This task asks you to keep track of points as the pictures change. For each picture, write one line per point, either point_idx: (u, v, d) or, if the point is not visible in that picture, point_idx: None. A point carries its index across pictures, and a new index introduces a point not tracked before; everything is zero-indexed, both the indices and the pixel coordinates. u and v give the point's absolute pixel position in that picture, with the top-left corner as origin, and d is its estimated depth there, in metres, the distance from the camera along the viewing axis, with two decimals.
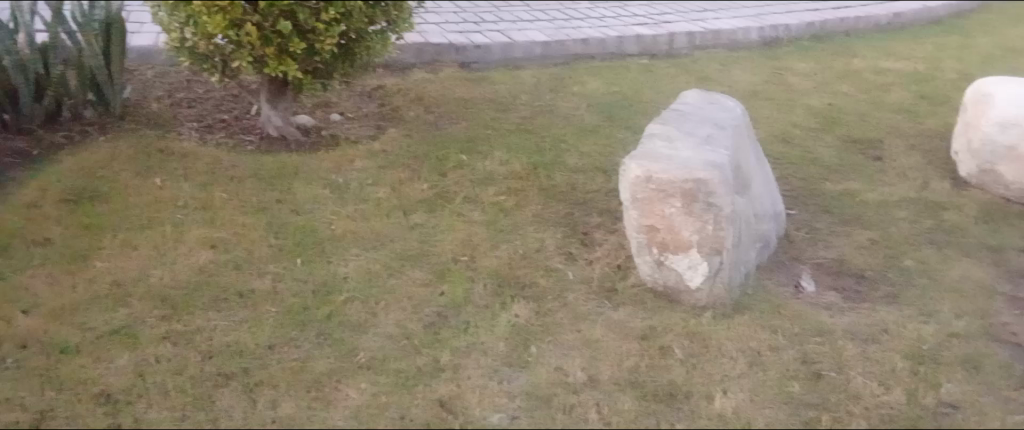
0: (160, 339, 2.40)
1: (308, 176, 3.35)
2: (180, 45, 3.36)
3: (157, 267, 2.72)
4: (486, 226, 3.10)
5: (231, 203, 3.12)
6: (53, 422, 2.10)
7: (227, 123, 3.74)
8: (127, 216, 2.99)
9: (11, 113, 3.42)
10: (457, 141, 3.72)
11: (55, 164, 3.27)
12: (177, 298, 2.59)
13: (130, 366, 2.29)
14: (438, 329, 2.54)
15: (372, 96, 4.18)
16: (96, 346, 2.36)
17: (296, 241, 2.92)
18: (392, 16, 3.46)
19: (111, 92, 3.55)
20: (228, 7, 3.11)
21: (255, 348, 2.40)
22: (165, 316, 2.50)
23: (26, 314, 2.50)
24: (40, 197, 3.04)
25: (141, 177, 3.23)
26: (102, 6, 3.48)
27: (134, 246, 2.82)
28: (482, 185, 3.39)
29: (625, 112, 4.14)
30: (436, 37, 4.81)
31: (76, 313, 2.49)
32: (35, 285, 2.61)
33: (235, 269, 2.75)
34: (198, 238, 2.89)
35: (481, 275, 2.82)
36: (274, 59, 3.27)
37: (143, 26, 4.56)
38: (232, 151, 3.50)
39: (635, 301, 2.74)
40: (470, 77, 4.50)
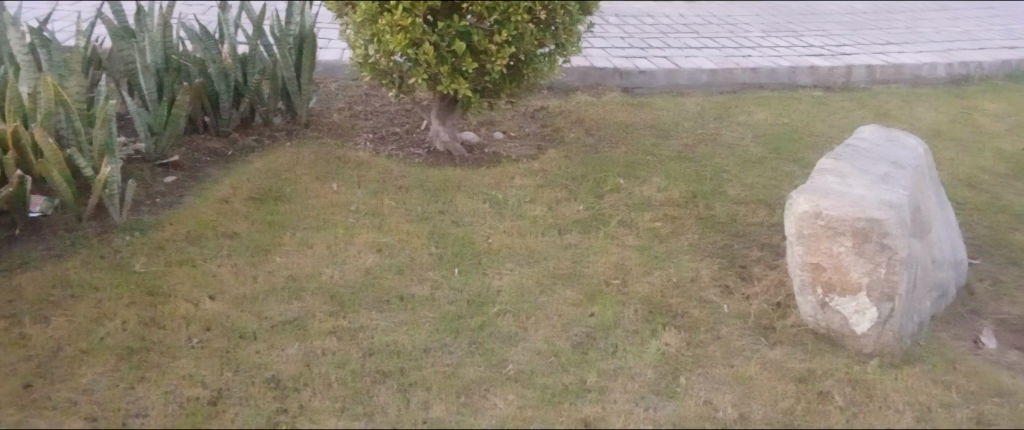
0: (327, 333, 2.56)
1: (469, 190, 3.47)
2: (363, 61, 3.58)
3: (328, 266, 2.91)
4: (640, 251, 3.09)
5: (398, 211, 3.29)
6: (229, 400, 2.27)
7: (399, 137, 3.95)
8: (305, 216, 3.22)
9: (211, 116, 3.75)
10: (616, 165, 3.73)
11: (246, 165, 3.57)
12: (344, 296, 2.75)
13: (300, 355, 2.46)
14: (586, 350, 2.55)
15: (534, 117, 4.28)
16: (271, 334, 2.54)
17: (455, 251, 3.03)
18: (561, 39, 3.53)
19: (299, 102, 3.85)
20: (410, 27, 3.30)
21: (411, 350, 2.51)
22: (332, 312, 2.67)
23: (211, 298, 2.70)
24: (231, 193, 3.33)
25: (319, 181, 3.47)
26: (297, 22, 3.79)
27: (310, 245, 3.03)
28: (638, 210, 3.38)
29: (792, 145, 4.00)
30: (602, 62, 4.87)
31: (256, 302, 2.69)
32: (222, 273, 2.83)
33: (397, 273, 2.89)
34: (366, 242, 3.07)
35: (633, 300, 2.80)
36: (447, 77, 3.43)
37: (330, 42, 4.92)
38: (402, 163, 3.69)
39: (793, 341, 2.62)
40: (633, 102, 4.51)
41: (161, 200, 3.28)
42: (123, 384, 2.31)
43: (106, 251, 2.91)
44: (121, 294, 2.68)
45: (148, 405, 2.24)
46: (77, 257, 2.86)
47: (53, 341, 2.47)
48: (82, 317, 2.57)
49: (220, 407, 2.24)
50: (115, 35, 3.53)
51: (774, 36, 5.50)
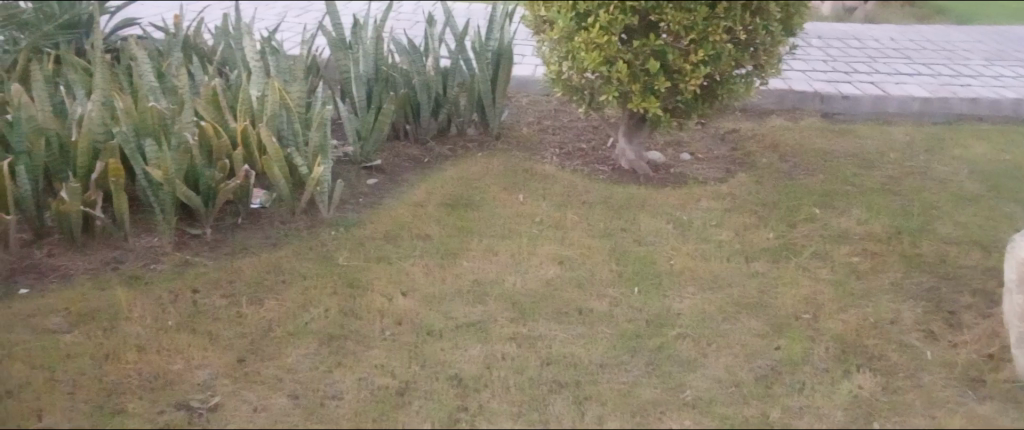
0: (508, 339, 2.64)
1: (654, 209, 3.45)
2: (557, 77, 3.64)
3: (512, 274, 2.99)
4: (834, 286, 2.92)
5: (581, 225, 3.33)
6: (415, 392, 2.38)
7: (585, 153, 4.00)
8: (492, 224, 3.33)
9: (412, 124, 3.98)
10: (812, 193, 3.56)
11: (440, 172, 3.76)
12: (525, 304, 2.82)
13: (481, 357, 2.54)
14: (770, 383, 2.44)
15: (725, 139, 4.17)
16: (455, 334, 2.65)
17: (636, 270, 3.02)
18: (761, 61, 3.44)
19: (493, 114, 4.01)
20: (605, 45, 3.32)
21: (588, 364, 2.52)
22: (514, 318, 2.74)
23: (404, 295, 2.85)
24: (426, 198, 3.51)
25: (507, 191, 3.58)
26: (497, 37, 3.94)
27: (495, 252, 3.13)
28: (834, 242, 3.20)
29: (1015, 183, 3.63)
30: (802, 85, 4.70)
31: (443, 302, 2.82)
32: (414, 272, 2.98)
33: (578, 287, 2.92)
34: (549, 253, 3.12)
35: (824, 337, 2.65)
36: (638, 95, 3.43)
37: (524, 58, 5.08)
38: (587, 178, 3.73)
39: (1006, 397, 2.38)
40: (833, 128, 4.29)
41: (363, 200, 3.51)
42: (322, 368, 2.46)
43: (314, 243, 3.14)
44: (324, 284, 2.88)
45: (343, 389, 2.37)
46: (289, 247, 3.10)
47: (265, 321, 2.64)
48: (290, 302, 2.76)
49: (407, 398, 2.35)
50: (333, 46, 3.82)
51: (1006, 31, 4.89)
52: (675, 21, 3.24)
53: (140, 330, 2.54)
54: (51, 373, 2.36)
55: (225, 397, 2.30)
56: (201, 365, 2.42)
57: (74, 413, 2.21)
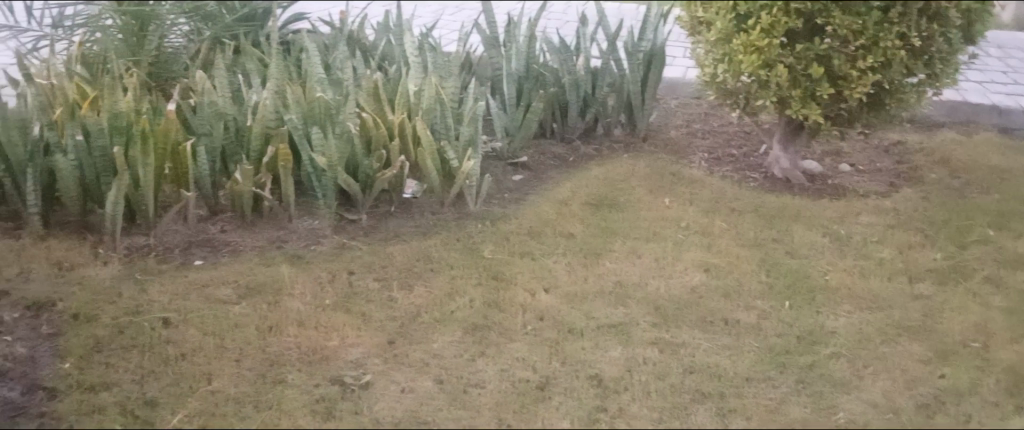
0: (650, 343, 2.59)
1: (808, 221, 3.30)
2: (711, 79, 3.55)
3: (656, 278, 2.95)
4: (1009, 316, 2.70)
5: (730, 232, 3.24)
6: (556, 389, 2.38)
7: (735, 159, 3.88)
8: (637, 226, 3.30)
9: (559, 123, 3.99)
10: (986, 214, 3.31)
11: (585, 171, 3.76)
12: (668, 309, 2.77)
13: (622, 359, 2.51)
14: (933, 413, 2.29)
15: (889, 151, 3.94)
16: (597, 334, 2.64)
17: (787, 283, 2.90)
18: (936, 69, 3.24)
19: (641, 115, 3.97)
20: (765, 48, 3.20)
21: (733, 376, 2.45)
22: (656, 323, 2.70)
23: (546, 291, 2.86)
24: (571, 197, 3.52)
25: (653, 194, 3.54)
26: (650, 38, 3.91)
27: (639, 255, 3.10)
28: (1010, 268, 2.95)
29: None
30: (977, 97, 4.40)
31: (585, 301, 2.81)
32: (556, 269, 3.00)
33: (725, 296, 2.84)
34: (694, 260, 3.06)
35: (995, 369, 2.46)
36: (798, 101, 3.30)
37: (675, 60, 5.02)
38: (738, 185, 3.62)
39: None
40: (1012, 145, 3.96)
41: (508, 196, 3.55)
42: (466, 355, 2.51)
43: (461, 235, 3.22)
44: (470, 274, 2.94)
45: (485, 378, 2.41)
46: (438, 237, 3.19)
47: (414, 307, 2.74)
48: (437, 290, 2.84)
49: (547, 393, 2.36)
50: (488, 43, 3.89)
51: None
52: (844, 26, 3.10)
53: (301, 306, 2.68)
54: (221, 339, 2.50)
55: (375, 376, 2.39)
56: (354, 344, 2.53)
57: (241, 378, 2.33)
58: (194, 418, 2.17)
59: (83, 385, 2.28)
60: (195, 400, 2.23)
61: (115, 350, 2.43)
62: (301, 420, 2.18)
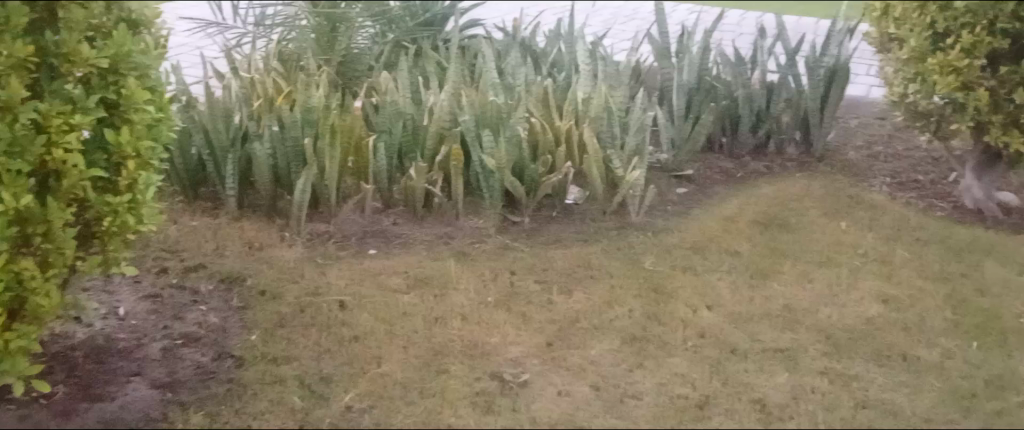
0: (818, 373, 2.46)
1: (1002, 257, 3.06)
2: (900, 99, 3.31)
3: (827, 305, 2.80)
4: None
5: (912, 263, 3.03)
6: (716, 408, 2.31)
7: (921, 185, 3.63)
8: (809, 249, 3.15)
9: (728, 138, 3.89)
10: None
11: (754, 189, 3.64)
12: (840, 339, 2.62)
13: (788, 386, 2.40)
14: None
15: None
16: (761, 357, 2.53)
17: (976, 323, 2.69)
18: None
19: (818, 134, 3.82)
20: (965, 69, 2.98)
21: (911, 416, 2.28)
22: (826, 352, 2.56)
23: (709, 308, 2.78)
24: (738, 214, 3.42)
25: (827, 217, 3.37)
26: (833, 54, 3.76)
27: (810, 279, 2.96)
28: None
29: None
30: None
31: (749, 322, 2.71)
32: (720, 287, 2.91)
33: (905, 330, 2.66)
34: (871, 290, 2.88)
35: None
36: (999, 128, 3.03)
37: (857, 77, 4.77)
38: (922, 213, 3.39)
39: None
40: None
41: (672, 208, 3.49)
42: (624, 366, 2.47)
43: (623, 244, 3.19)
44: (631, 285, 2.91)
45: (642, 390, 2.36)
46: (599, 244, 3.19)
47: (573, 311, 2.73)
48: (597, 297, 2.82)
49: (706, 412, 2.29)
50: (660, 54, 3.85)
51: None
52: None
53: (465, 301, 2.77)
54: (390, 326, 2.62)
55: (533, 376, 2.40)
56: (514, 342, 2.56)
57: (407, 365, 2.43)
58: (363, 397, 2.29)
59: (266, 357, 2.46)
60: (365, 381, 2.35)
61: (296, 327, 2.61)
62: (462, 410, 2.25)
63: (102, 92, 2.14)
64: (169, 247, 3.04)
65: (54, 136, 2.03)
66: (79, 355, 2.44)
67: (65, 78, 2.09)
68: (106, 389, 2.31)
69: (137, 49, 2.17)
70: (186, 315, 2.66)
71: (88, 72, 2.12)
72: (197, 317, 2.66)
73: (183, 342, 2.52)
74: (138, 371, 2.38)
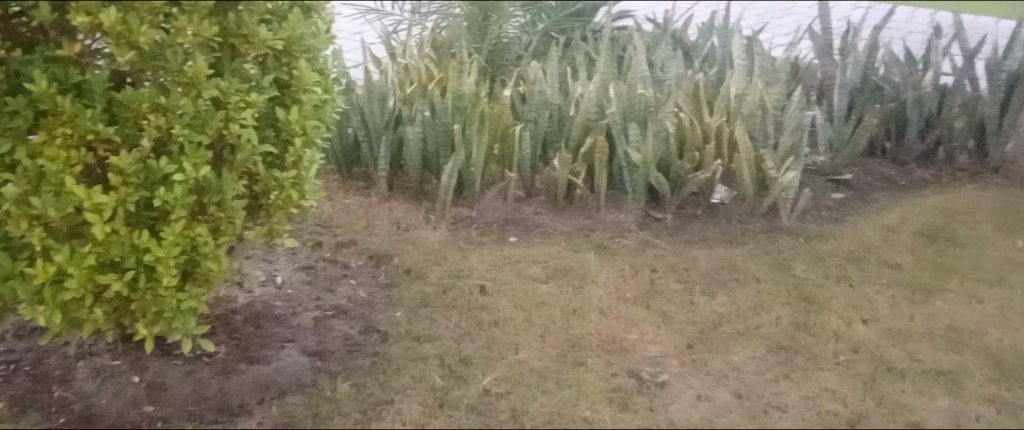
0: (986, 400, 2.27)
1: None
2: None
3: (998, 328, 2.58)
4: None
5: None
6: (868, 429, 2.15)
7: None
8: (979, 266, 2.91)
9: (893, 142, 3.67)
10: None
11: (918, 198, 3.40)
12: (1012, 366, 2.41)
13: (952, 412, 2.22)
14: None
15: None
16: (921, 379, 2.36)
17: None
18: None
19: (995, 143, 3.49)
20: None
21: None
22: (996, 378, 2.36)
23: (864, 322, 2.62)
24: (899, 224, 3.20)
25: (1002, 233, 3.10)
26: (1017, 57, 3.46)
27: (979, 299, 2.73)
28: None
29: None
30: None
31: (909, 340, 2.53)
32: (877, 301, 2.73)
33: None
34: None
35: None
36: None
37: None
38: None
39: None
40: None
41: (826, 213, 3.31)
42: (768, 375, 2.36)
43: (771, 248, 3.06)
44: (779, 291, 2.78)
45: (788, 402, 2.25)
46: (746, 246, 3.08)
47: (715, 314, 2.65)
48: (742, 302, 2.72)
49: None
50: (821, 51, 3.68)
51: None
52: None
53: (604, 295, 2.74)
54: (529, 314, 2.63)
55: (673, 377, 2.34)
56: (653, 341, 2.51)
57: (544, 354, 2.43)
58: (500, 382, 2.31)
59: (409, 334, 2.53)
60: (502, 366, 2.37)
61: (438, 307, 2.67)
62: (597, 404, 2.22)
63: (276, 72, 2.29)
64: (324, 223, 3.18)
65: (232, 112, 2.15)
66: (239, 318, 2.59)
67: (243, 58, 2.21)
68: (262, 352, 2.44)
69: (309, 33, 2.28)
70: (337, 289, 2.79)
71: (264, 53, 2.26)
72: (347, 291, 2.78)
73: (333, 314, 2.64)
74: (291, 338, 2.51)
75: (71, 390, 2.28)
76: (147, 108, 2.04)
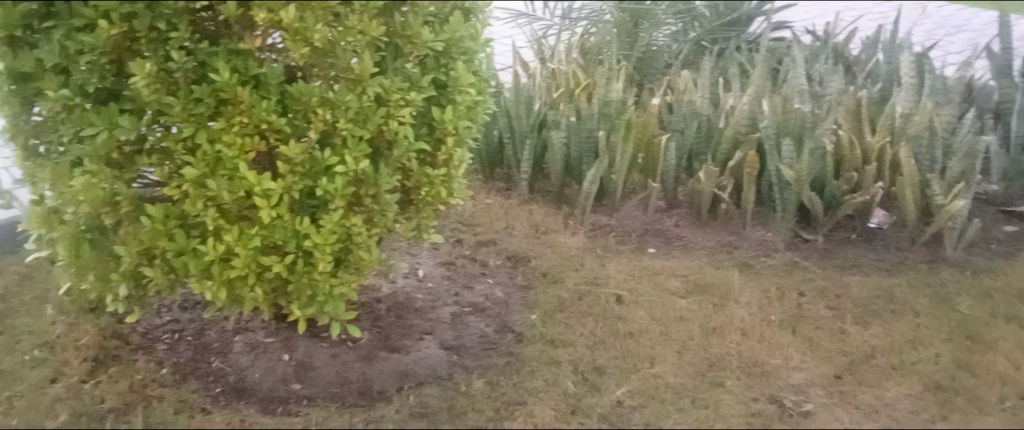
0: None
1: None
2: None
3: None
4: None
5: None
6: None
7: None
8: None
9: None
10: None
11: None
12: None
13: None
14: None
15: None
16: None
17: None
18: None
19: None
20: None
21: None
22: None
23: None
24: None
25: None
26: None
27: None
28: None
29: None
30: None
31: None
32: None
33: None
34: None
35: None
36: None
37: None
38: None
39: None
40: None
41: (997, 247, 3.07)
42: (925, 415, 2.20)
43: (932, 279, 2.86)
44: (939, 326, 2.60)
45: None
46: (904, 276, 2.89)
47: (867, 346, 2.50)
48: (897, 334, 2.55)
49: None
50: (1001, 72, 3.38)
51: None
52: None
53: (746, 315, 2.64)
54: (666, 328, 2.58)
55: (818, 407, 2.23)
56: (798, 368, 2.40)
57: (681, 371, 2.38)
58: (634, 394, 2.27)
59: (543, 337, 2.54)
60: (637, 379, 2.34)
61: (574, 313, 2.67)
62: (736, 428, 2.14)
63: (435, 73, 2.36)
64: (465, 221, 3.25)
65: (392, 109, 2.24)
66: (382, 307, 2.67)
67: (405, 58, 2.29)
68: (401, 342, 2.51)
69: (468, 35, 2.34)
70: (475, 286, 2.84)
71: (425, 53, 2.34)
72: (485, 289, 2.83)
73: (470, 310, 2.69)
74: (430, 331, 2.57)
75: (227, 362, 2.43)
76: (317, 102, 2.15)
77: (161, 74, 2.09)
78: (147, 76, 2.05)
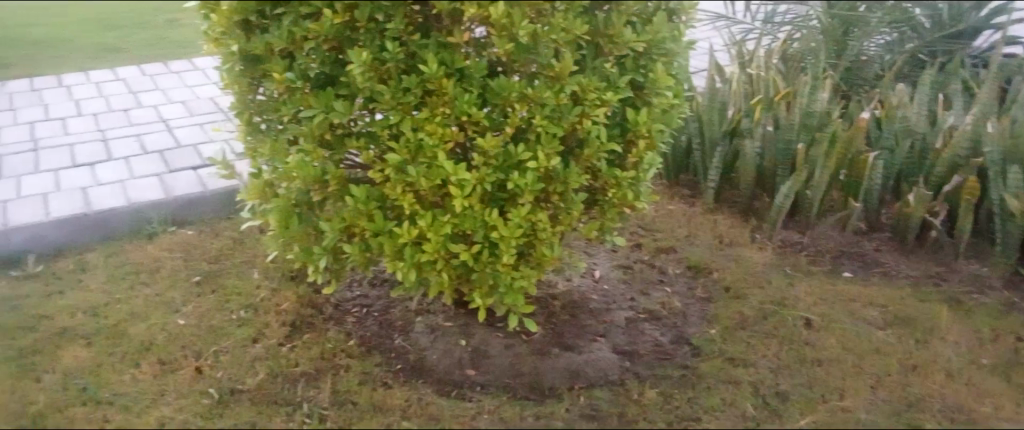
0: None
1: None
2: None
3: None
4: None
5: None
6: None
7: None
8: None
9: None
10: None
11: None
12: None
13: None
14: None
15: None
16: None
17: None
18: None
19: None
20: None
21: None
22: None
23: None
24: None
25: None
26: None
27: None
28: None
29: None
30: None
31: None
32: None
33: None
34: None
35: None
36: None
37: None
38: None
39: None
40: None
41: None
42: None
43: None
44: None
45: None
46: None
47: None
48: None
49: None
50: None
51: None
52: None
53: (952, 355, 2.41)
54: (859, 359, 2.40)
55: None
56: (1013, 421, 2.15)
57: (875, 408, 2.20)
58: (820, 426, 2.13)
59: (723, 354, 2.45)
60: (823, 410, 2.19)
61: (757, 332, 2.55)
62: None
63: (632, 74, 2.32)
64: (646, 226, 3.19)
65: (588, 108, 2.24)
66: (557, 304, 2.67)
67: (605, 57, 2.28)
68: (574, 340, 2.50)
69: (670, 37, 2.29)
70: (652, 293, 2.78)
71: (625, 54, 2.30)
72: (662, 297, 2.76)
73: (646, 317, 2.64)
74: (604, 333, 2.54)
75: (409, 340, 2.53)
76: (516, 97, 2.18)
77: (375, 63, 2.20)
78: (363, 64, 2.16)
